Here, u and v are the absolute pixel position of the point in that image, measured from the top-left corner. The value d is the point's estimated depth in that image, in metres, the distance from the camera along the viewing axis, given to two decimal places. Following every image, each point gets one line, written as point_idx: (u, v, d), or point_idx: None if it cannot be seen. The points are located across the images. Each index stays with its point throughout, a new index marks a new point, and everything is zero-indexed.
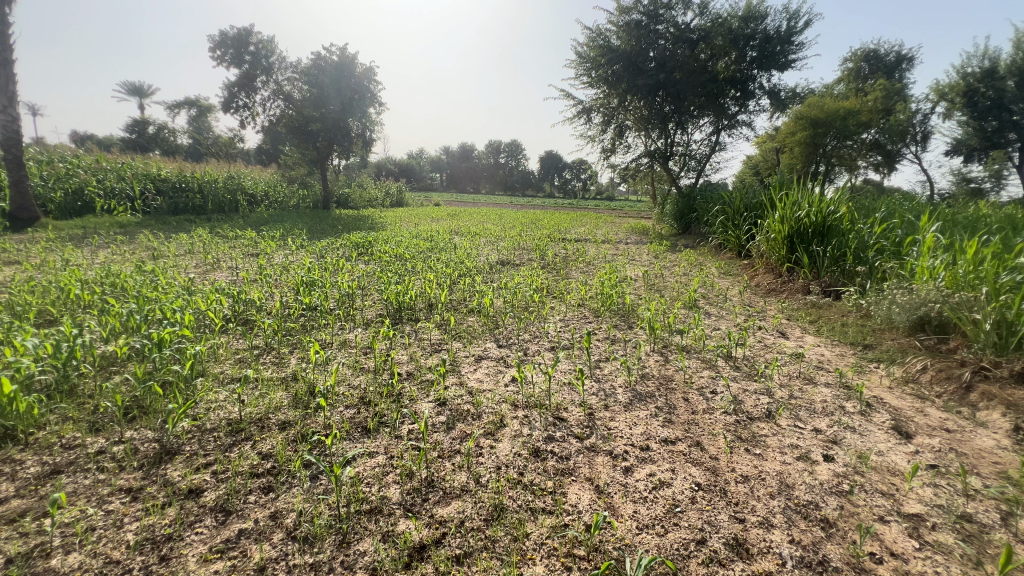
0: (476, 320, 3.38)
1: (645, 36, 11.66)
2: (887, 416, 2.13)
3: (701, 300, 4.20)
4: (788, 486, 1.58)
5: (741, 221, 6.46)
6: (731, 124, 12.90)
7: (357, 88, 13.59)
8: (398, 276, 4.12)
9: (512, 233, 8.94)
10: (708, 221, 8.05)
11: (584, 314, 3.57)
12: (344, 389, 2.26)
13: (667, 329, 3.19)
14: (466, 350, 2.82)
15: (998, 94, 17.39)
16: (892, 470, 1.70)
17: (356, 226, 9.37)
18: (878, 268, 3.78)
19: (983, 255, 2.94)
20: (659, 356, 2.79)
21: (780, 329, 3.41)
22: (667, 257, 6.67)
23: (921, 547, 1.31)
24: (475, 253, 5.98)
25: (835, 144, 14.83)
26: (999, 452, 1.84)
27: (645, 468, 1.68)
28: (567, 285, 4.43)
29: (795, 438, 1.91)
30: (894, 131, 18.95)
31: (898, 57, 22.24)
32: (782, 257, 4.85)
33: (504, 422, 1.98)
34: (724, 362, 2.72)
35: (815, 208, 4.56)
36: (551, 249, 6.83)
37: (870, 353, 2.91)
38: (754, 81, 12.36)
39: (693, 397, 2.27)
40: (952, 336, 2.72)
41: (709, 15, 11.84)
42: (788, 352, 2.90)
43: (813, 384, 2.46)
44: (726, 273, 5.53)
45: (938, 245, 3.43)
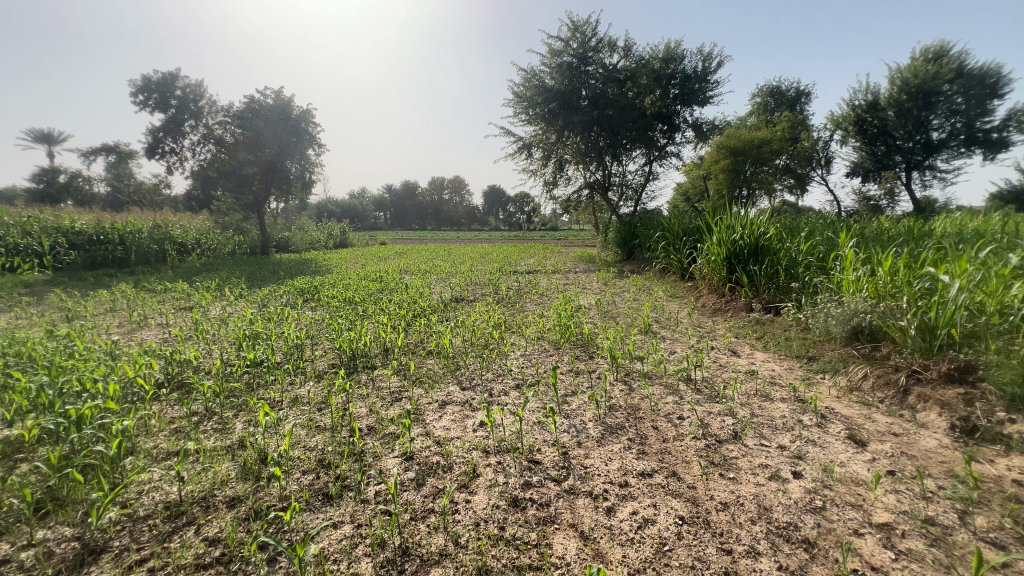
0: (435, 363, 3.27)
1: (577, 76, 12.30)
2: (841, 426, 2.23)
3: (655, 324, 4.31)
4: (767, 509, 1.60)
5: (681, 245, 6.80)
6: (661, 155, 13.75)
7: (295, 130, 13.38)
8: (350, 322, 3.95)
9: (463, 268, 8.91)
10: (650, 246, 8.43)
11: (544, 347, 3.57)
12: (299, 452, 2.08)
13: (627, 357, 3.23)
14: (428, 397, 2.70)
15: (881, 122, 19.73)
16: (856, 481, 1.77)
17: (299, 271, 9.02)
18: (809, 284, 4.05)
19: (898, 266, 3.23)
20: (624, 385, 2.81)
21: (731, 348, 3.55)
22: (616, 284, 6.88)
23: (898, 557, 1.36)
24: (428, 292, 5.88)
25: (754, 170, 16.14)
26: (942, 450, 1.98)
27: (627, 507, 1.64)
28: (524, 318, 4.42)
29: (764, 458, 1.95)
30: (801, 156, 20.91)
31: (797, 92, 24.83)
32: (723, 278, 5.12)
33: (477, 472, 1.89)
34: (686, 386, 2.77)
35: (747, 230, 4.87)
36: (504, 283, 6.86)
37: (815, 365, 3.09)
38: (678, 116, 13.32)
39: (662, 425, 2.28)
40: (884, 343, 2.94)
41: (633, 56, 12.77)
42: (743, 370, 3.01)
43: (770, 400, 2.55)
44: (673, 296, 5.77)
45: (857, 258, 3.72)
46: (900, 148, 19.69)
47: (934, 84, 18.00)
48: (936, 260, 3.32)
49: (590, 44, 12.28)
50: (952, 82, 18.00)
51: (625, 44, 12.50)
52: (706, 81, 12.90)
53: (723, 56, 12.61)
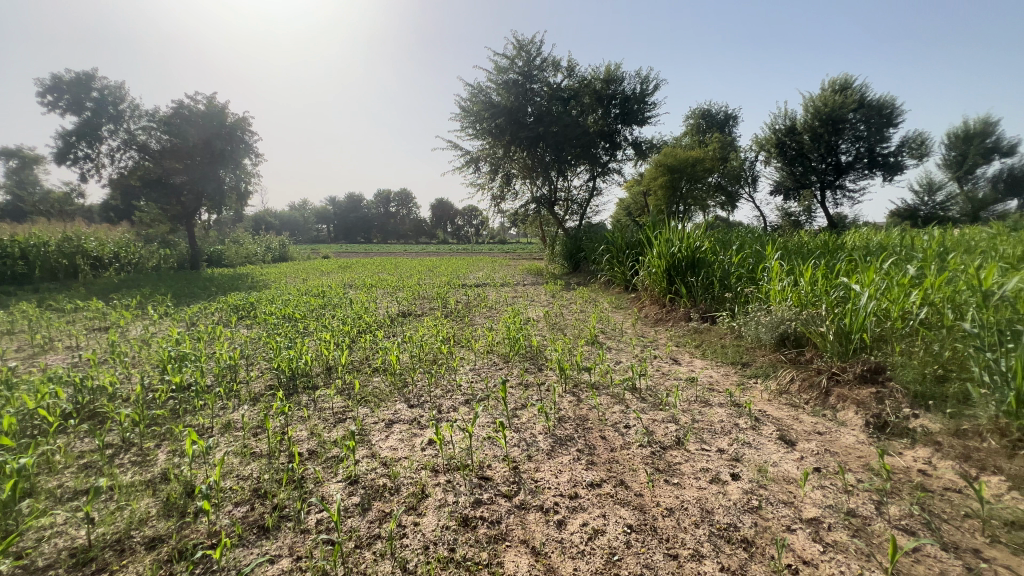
0: (382, 382, 3.16)
1: (522, 93, 12.58)
2: (773, 427, 2.38)
3: (601, 335, 4.41)
4: (708, 512, 1.67)
5: (625, 258, 7.06)
6: (604, 171, 14.26)
7: (230, 139, 12.72)
8: (289, 340, 3.76)
9: (410, 282, 8.75)
10: (595, 259, 8.67)
11: (493, 361, 3.56)
12: (230, 483, 1.93)
13: (575, 368, 3.29)
14: (374, 416, 2.60)
15: (799, 145, 21.60)
16: (787, 479, 1.88)
17: (233, 286, 8.49)
18: (741, 294, 4.32)
19: (816, 276, 3.51)
20: (572, 396, 2.84)
21: (672, 356, 3.71)
22: (563, 296, 7.01)
23: (825, 550, 1.46)
24: (374, 307, 5.71)
25: (689, 187, 17.10)
26: (859, 445, 2.16)
27: (577, 519, 1.65)
28: (473, 332, 4.40)
29: (705, 462, 2.04)
30: (731, 175, 22.41)
31: (726, 116, 26.70)
32: (663, 289, 5.36)
33: (426, 493, 1.84)
34: (632, 396, 2.85)
35: (685, 244, 5.13)
36: (453, 296, 6.81)
37: (748, 370, 3.28)
38: (619, 134, 13.91)
39: (609, 435, 2.32)
40: (807, 349, 3.18)
41: (576, 76, 13.26)
42: (684, 378, 3.15)
43: (709, 406, 2.67)
44: (618, 307, 5.96)
45: (782, 269, 4.01)
46: (816, 169, 21.61)
47: (841, 112, 19.96)
48: (848, 271, 3.64)
49: (534, 62, 12.63)
50: (856, 111, 20.06)
51: (568, 65, 12.96)
52: (644, 102, 13.58)
53: (659, 80, 13.36)
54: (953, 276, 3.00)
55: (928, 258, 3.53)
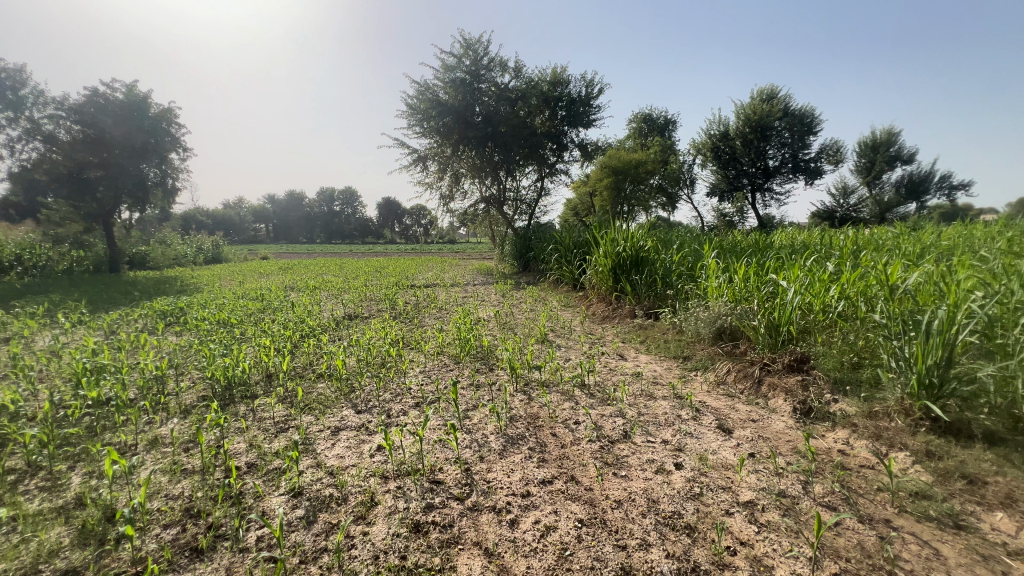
0: (327, 388, 3.04)
1: (470, 92, 12.52)
2: (712, 417, 2.51)
3: (551, 334, 4.47)
4: (654, 501, 1.73)
5: (572, 257, 7.21)
6: (552, 172, 14.47)
7: (153, 131, 11.80)
8: (225, 347, 3.53)
9: (356, 283, 8.48)
10: (544, 259, 8.80)
11: (444, 362, 3.52)
12: (158, 504, 1.79)
13: (526, 366, 3.32)
14: (319, 424, 2.50)
15: (731, 150, 22.94)
16: (725, 466, 2.00)
17: (159, 290, 7.88)
18: (681, 291, 4.53)
19: (749, 273, 3.73)
20: (523, 395, 2.87)
21: (619, 352, 3.83)
22: (513, 295, 7.07)
23: (760, 530, 1.56)
24: (318, 310, 5.48)
25: (632, 188, 17.72)
26: (788, 430, 2.33)
27: (529, 517, 1.67)
28: (423, 334, 4.33)
29: (650, 453, 2.12)
30: (671, 177, 23.45)
31: (666, 120, 27.89)
32: (610, 287, 5.52)
33: (376, 501, 1.79)
34: (581, 392, 2.91)
35: (629, 243, 5.31)
36: (401, 297, 6.67)
37: (689, 363, 3.45)
38: (566, 136, 14.16)
39: (560, 431, 2.36)
40: (741, 341, 3.39)
41: (523, 77, 13.37)
42: (630, 373, 3.26)
43: (654, 399, 2.78)
44: (566, 306, 6.08)
45: (719, 267, 4.24)
46: (747, 173, 23.05)
47: (768, 120, 21.40)
48: (776, 268, 3.91)
49: (482, 62, 12.62)
50: (781, 119, 21.57)
51: (516, 65, 13.05)
52: (589, 105, 13.91)
53: (604, 84, 13.74)
54: (865, 272, 3.31)
55: (845, 256, 3.85)
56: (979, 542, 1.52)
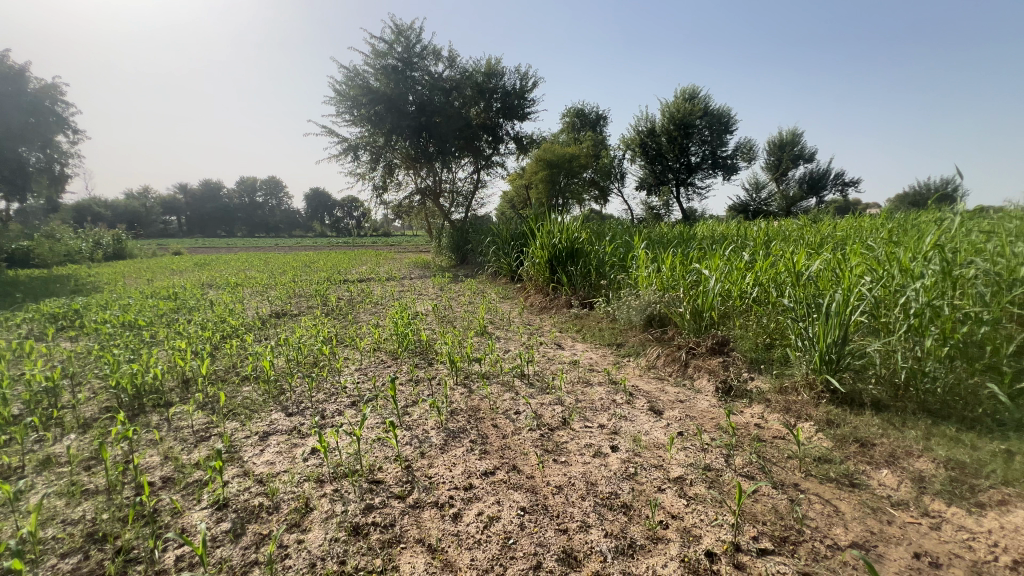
0: (253, 392, 2.84)
1: (402, 80, 12.17)
2: (644, 400, 2.65)
3: (490, 326, 4.47)
4: (592, 484, 1.80)
5: (510, 250, 7.26)
6: (488, 165, 14.42)
7: (35, 109, 10.40)
8: (131, 352, 3.20)
9: (283, 279, 8.00)
10: (481, 251, 8.79)
11: (381, 359, 3.42)
12: (53, 531, 1.59)
13: (466, 359, 3.30)
14: (245, 430, 2.34)
15: (658, 146, 24.10)
16: (657, 445, 2.11)
17: (48, 291, 6.97)
18: (614, 282, 4.71)
19: (675, 263, 3.95)
20: (463, 388, 2.86)
21: (557, 341, 3.93)
22: (451, 288, 6.99)
23: (689, 503, 1.68)
24: (240, 308, 5.10)
25: (567, 181, 18.10)
26: (712, 409, 2.51)
27: (472, 509, 1.67)
28: (358, 330, 4.17)
29: (588, 438, 2.19)
30: (603, 171, 24.24)
31: (598, 116, 28.70)
32: (546, 279, 5.61)
33: (311, 506, 1.71)
34: (521, 382, 2.96)
35: (564, 235, 5.43)
36: (334, 293, 6.38)
37: (622, 350, 3.60)
38: (501, 128, 14.15)
39: (501, 422, 2.38)
40: (669, 327, 3.59)
41: (457, 68, 13.18)
42: (568, 361, 3.35)
43: (590, 385, 2.89)
44: (505, 298, 6.12)
45: (648, 258, 4.44)
46: (672, 168, 24.33)
47: (690, 119, 22.66)
48: (699, 258, 4.17)
49: (414, 50, 12.29)
50: (702, 118, 22.92)
51: (449, 55, 12.84)
52: (524, 98, 13.95)
53: (538, 78, 13.86)
54: (774, 260, 3.63)
55: (758, 247, 4.18)
56: (870, 497, 1.73)
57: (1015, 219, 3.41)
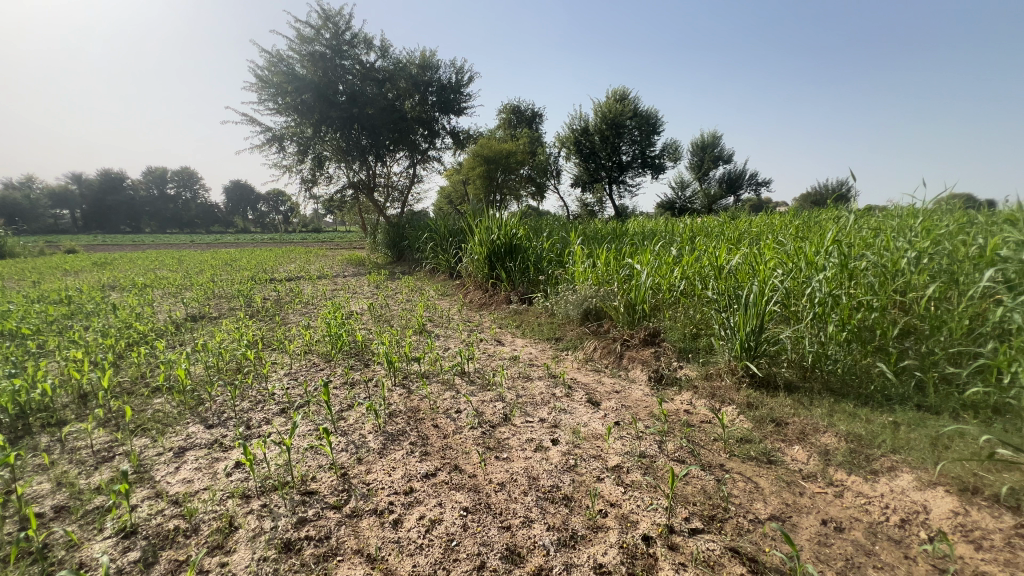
0: (165, 404, 2.59)
1: (331, 69, 11.62)
2: (582, 392, 2.72)
3: (429, 324, 4.39)
4: (534, 478, 1.82)
5: (448, 246, 7.17)
6: (424, 159, 14.11)
7: None
8: (13, 365, 2.80)
9: (200, 279, 7.37)
10: (419, 247, 8.61)
11: (312, 362, 3.25)
12: None
13: (404, 359, 3.21)
14: (158, 446, 2.13)
15: (591, 145, 24.81)
16: (596, 436, 2.17)
17: None
18: (552, 277, 4.81)
19: (609, 259, 4.08)
20: (402, 389, 2.78)
21: (497, 337, 3.93)
22: (388, 286, 6.78)
23: (626, 490, 1.74)
24: (149, 312, 4.63)
25: (504, 177, 18.18)
26: (645, 397, 2.63)
27: (413, 514, 1.63)
28: (287, 332, 3.93)
29: (529, 433, 2.21)
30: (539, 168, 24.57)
31: (533, 113, 29.01)
32: (485, 275, 5.60)
33: (236, 524, 1.59)
34: (461, 379, 2.93)
35: (503, 231, 5.44)
36: (260, 293, 5.97)
37: (561, 344, 3.68)
38: (437, 123, 13.90)
39: (442, 422, 2.34)
40: (605, 320, 3.71)
41: (390, 58, 12.78)
42: (508, 357, 3.37)
43: (531, 380, 2.92)
44: (444, 294, 6.04)
45: (584, 254, 4.56)
46: (604, 166, 25.17)
47: (621, 119, 23.54)
48: (631, 253, 4.35)
49: (343, 37, 11.76)
50: (632, 119, 23.86)
51: (382, 44, 12.42)
52: (460, 92, 13.82)
53: (473, 73, 13.77)
54: (698, 255, 3.86)
55: (684, 242, 4.42)
56: (785, 472, 1.89)
57: (896, 217, 3.87)
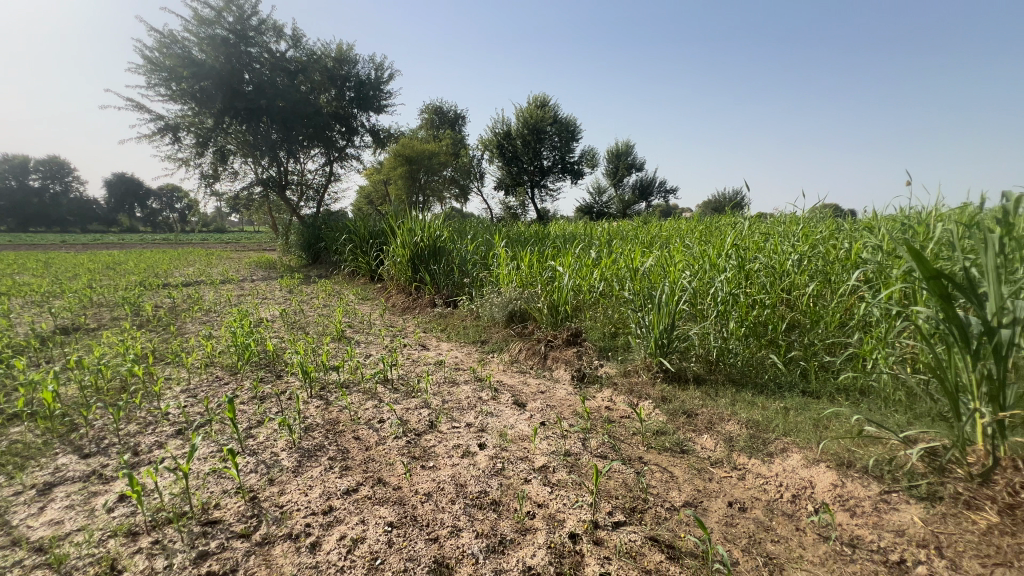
0: (26, 433, 2.21)
1: (235, 55, 10.69)
2: (508, 394, 2.73)
3: (349, 330, 4.18)
4: (462, 485, 1.79)
5: (369, 248, 6.89)
6: (341, 157, 13.45)
7: None
8: None
9: (74, 285, 6.41)
10: (337, 249, 8.18)
11: (214, 376, 2.95)
12: None
13: (321, 369, 3.02)
14: (17, 484, 1.81)
15: (514, 149, 25.20)
16: (522, 437, 2.19)
17: None
18: (477, 279, 4.80)
19: (532, 261, 4.15)
20: (320, 401, 2.61)
21: (421, 342, 3.83)
22: (302, 290, 6.36)
23: (552, 490, 1.77)
24: (6, 325, 3.94)
25: (427, 178, 17.88)
26: (569, 397, 2.70)
27: (333, 534, 1.53)
28: (184, 343, 3.54)
29: (456, 439, 2.18)
30: (462, 170, 24.46)
31: (456, 115, 28.88)
32: (408, 278, 5.46)
33: (121, 568, 1.39)
34: (384, 388, 2.81)
35: (426, 233, 5.32)
36: (150, 300, 5.33)
37: (487, 346, 3.67)
38: (356, 119, 13.33)
39: (363, 433, 2.23)
40: (529, 322, 3.76)
41: (303, 48, 12.04)
42: (433, 361, 3.30)
43: (456, 385, 2.88)
44: (364, 299, 5.78)
45: (508, 256, 4.60)
46: (526, 170, 25.66)
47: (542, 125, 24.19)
48: (554, 255, 4.46)
49: (249, 22, 10.88)
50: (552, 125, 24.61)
51: (293, 33, 11.66)
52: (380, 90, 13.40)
53: (393, 70, 13.40)
54: (615, 257, 4.06)
55: (603, 245, 4.62)
56: (696, 460, 2.04)
57: (782, 224, 4.34)
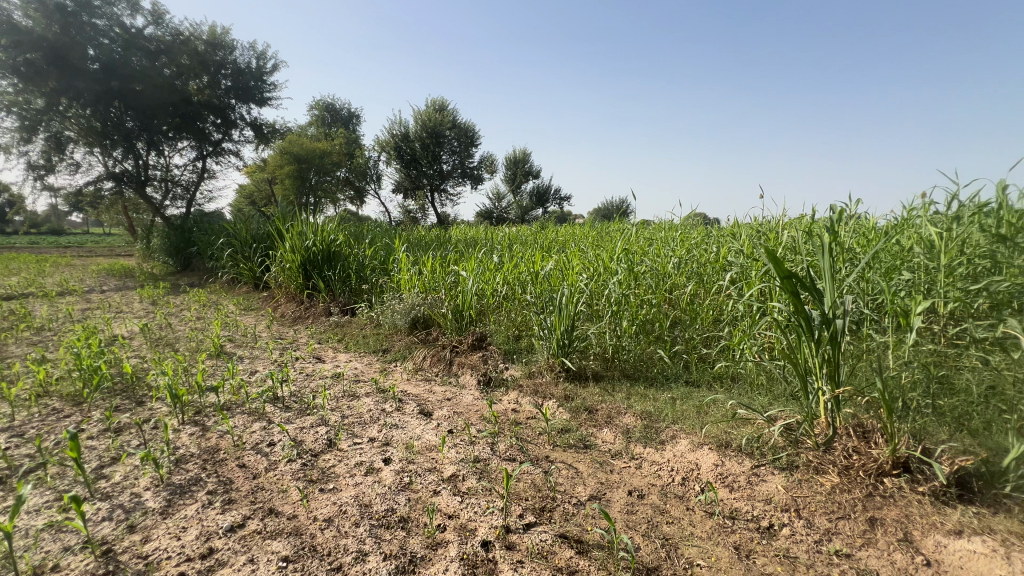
0: None
1: (75, 26, 9.07)
2: (413, 404, 2.63)
3: (229, 345, 3.74)
4: (366, 505, 1.68)
5: (251, 253, 6.24)
6: (216, 152, 12.06)
7: None
8: None
9: None
10: (212, 255, 7.30)
11: (51, 409, 2.44)
12: None
13: (195, 391, 2.65)
14: None
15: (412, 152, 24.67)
16: (430, 448, 2.13)
17: None
18: (376, 286, 4.59)
19: (434, 266, 4.07)
20: (194, 428, 2.29)
21: (316, 355, 3.55)
22: (169, 301, 5.56)
23: (462, 499, 1.74)
24: None
25: (318, 179, 16.77)
26: (476, 402, 2.68)
27: None
28: (5, 371, 2.88)
29: (358, 456, 2.05)
30: (358, 172, 23.32)
31: (349, 114, 27.54)
32: (299, 286, 5.04)
33: None
34: (274, 407, 2.55)
35: (319, 237, 4.97)
36: None
37: (389, 355, 3.51)
38: (233, 111, 12.07)
39: (250, 460, 2.00)
40: (433, 328, 3.68)
41: (166, 27, 10.62)
42: (330, 375, 3.07)
43: (357, 398, 2.70)
44: (247, 309, 5.22)
45: (409, 261, 4.47)
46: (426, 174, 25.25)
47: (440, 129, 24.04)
48: (456, 260, 4.42)
49: None
50: (451, 130, 24.60)
51: (154, 9, 10.24)
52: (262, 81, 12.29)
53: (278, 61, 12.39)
54: (517, 262, 4.15)
55: (504, 250, 4.69)
56: (598, 454, 2.14)
57: (662, 230, 4.77)
